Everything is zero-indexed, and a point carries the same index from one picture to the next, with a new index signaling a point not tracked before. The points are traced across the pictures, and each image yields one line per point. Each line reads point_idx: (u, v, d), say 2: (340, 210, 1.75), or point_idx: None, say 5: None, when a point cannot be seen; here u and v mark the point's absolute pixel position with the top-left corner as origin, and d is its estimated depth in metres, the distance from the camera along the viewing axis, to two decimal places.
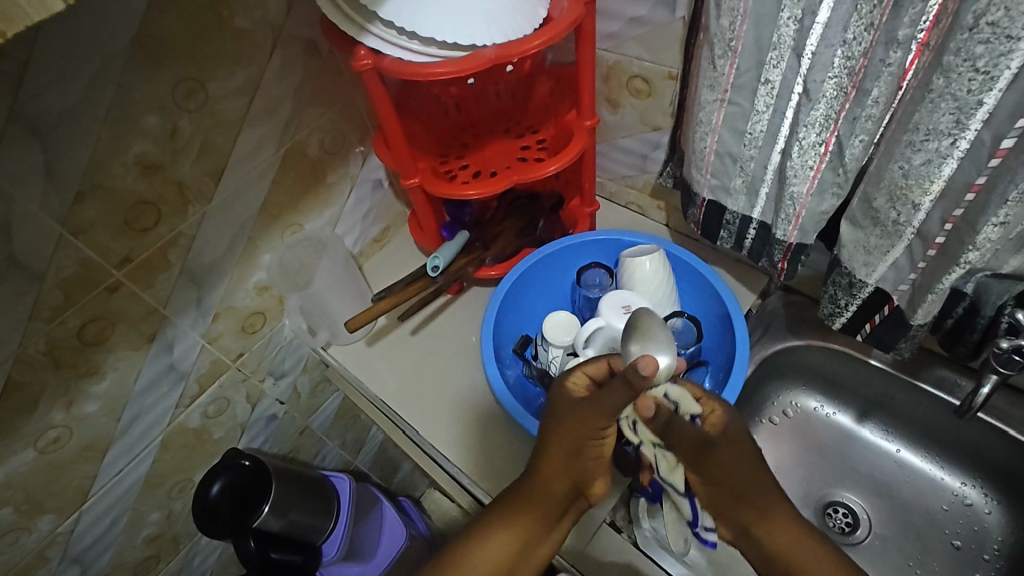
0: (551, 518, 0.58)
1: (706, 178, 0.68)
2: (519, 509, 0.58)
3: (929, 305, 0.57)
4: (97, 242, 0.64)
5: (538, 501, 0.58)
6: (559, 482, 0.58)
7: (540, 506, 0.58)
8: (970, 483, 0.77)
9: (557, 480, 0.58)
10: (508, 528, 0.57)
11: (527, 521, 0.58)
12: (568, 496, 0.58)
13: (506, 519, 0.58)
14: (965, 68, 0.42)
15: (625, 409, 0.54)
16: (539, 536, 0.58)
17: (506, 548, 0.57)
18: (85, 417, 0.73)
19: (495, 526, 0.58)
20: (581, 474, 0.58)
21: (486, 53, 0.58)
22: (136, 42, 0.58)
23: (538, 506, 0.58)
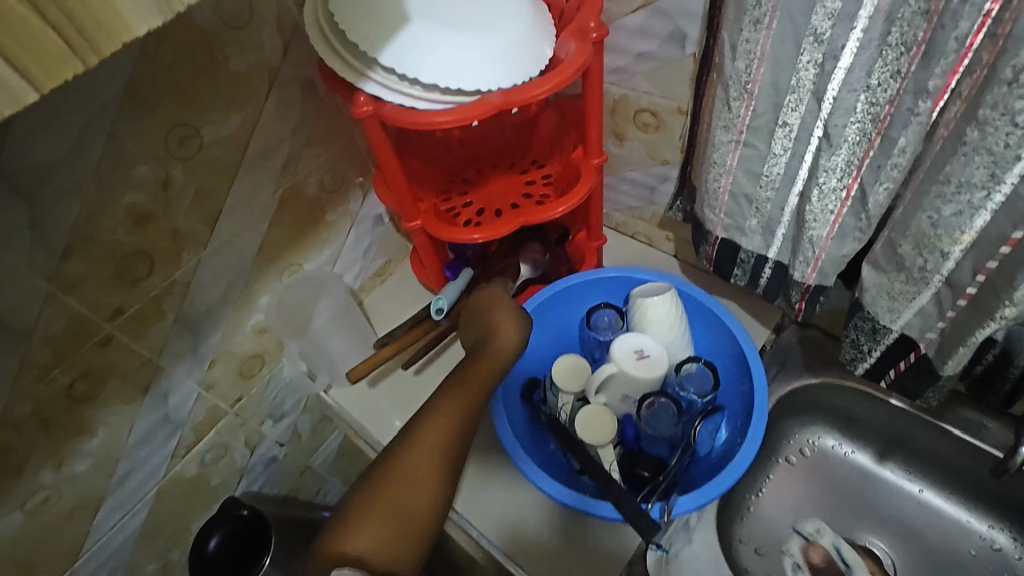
0: (465, 422, 0.56)
1: (720, 217, 0.66)
2: (431, 417, 0.56)
3: (959, 357, 0.55)
4: (87, 297, 0.61)
5: (445, 411, 0.56)
6: (465, 384, 0.60)
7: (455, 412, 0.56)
8: (998, 527, 0.75)
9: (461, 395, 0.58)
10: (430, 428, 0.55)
11: (442, 426, 0.55)
12: (483, 391, 0.59)
13: (415, 429, 0.55)
14: (1003, 122, 0.40)
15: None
16: (454, 439, 0.55)
17: (428, 459, 0.53)
18: (77, 475, 0.70)
19: (403, 450, 0.54)
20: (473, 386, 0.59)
21: (492, 98, 0.56)
22: (127, 92, 0.56)
23: (444, 419, 0.55)
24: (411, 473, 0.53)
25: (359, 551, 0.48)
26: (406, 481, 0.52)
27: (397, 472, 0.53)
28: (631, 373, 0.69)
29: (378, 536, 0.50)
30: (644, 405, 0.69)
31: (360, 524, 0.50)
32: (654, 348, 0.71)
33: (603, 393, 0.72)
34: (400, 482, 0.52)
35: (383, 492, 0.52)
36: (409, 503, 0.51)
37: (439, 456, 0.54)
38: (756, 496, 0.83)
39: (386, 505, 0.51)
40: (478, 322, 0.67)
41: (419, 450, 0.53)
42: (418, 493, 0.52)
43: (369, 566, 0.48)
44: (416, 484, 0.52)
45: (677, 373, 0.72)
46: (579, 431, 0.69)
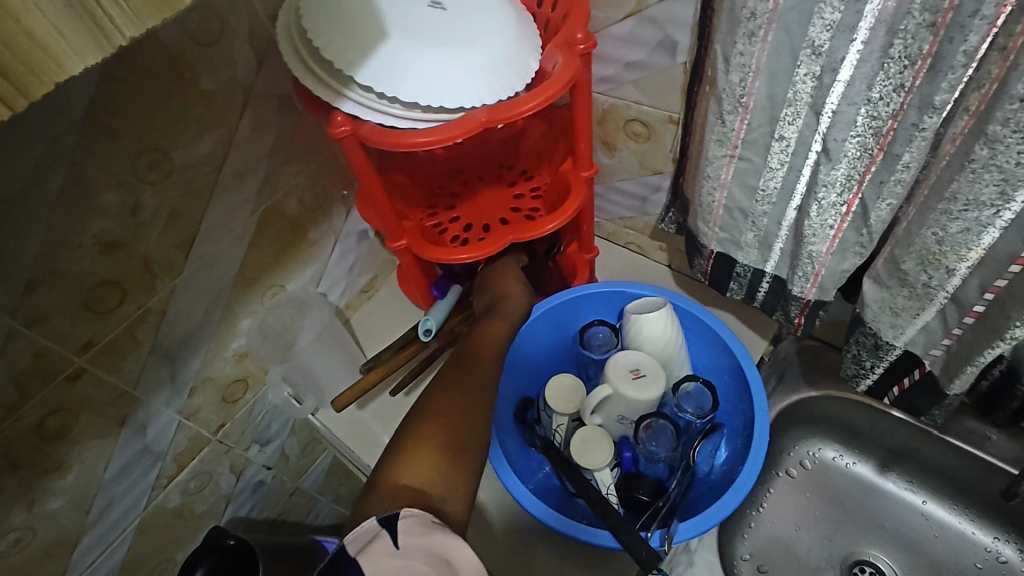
0: (490, 368, 0.61)
1: (714, 231, 0.64)
2: (457, 363, 0.61)
3: (966, 377, 0.53)
4: (54, 330, 0.58)
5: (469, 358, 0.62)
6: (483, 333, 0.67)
7: (480, 360, 0.62)
8: (1004, 538, 0.73)
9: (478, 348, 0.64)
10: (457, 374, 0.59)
11: (473, 363, 0.61)
12: (500, 340, 0.66)
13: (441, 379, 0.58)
14: (1014, 139, 0.38)
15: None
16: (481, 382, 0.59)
17: (465, 397, 0.56)
18: (51, 514, 0.67)
19: (431, 400, 0.55)
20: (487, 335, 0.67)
21: (476, 115, 0.53)
22: (89, 116, 0.52)
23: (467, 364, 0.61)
24: (446, 409, 0.53)
25: (415, 481, 0.47)
26: (448, 418, 0.52)
27: (437, 412, 0.53)
28: (626, 394, 0.66)
29: (433, 458, 0.48)
30: (642, 428, 0.66)
31: (414, 451, 0.49)
32: (649, 365, 0.68)
33: (598, 413, 0.69)
34: (442, 417, 0.52)
35: (426, 425, 0.51)
36: (453, 437, 0.51)
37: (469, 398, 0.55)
38: (756, 511, 0.81)
39: (433, 432, 0.51)
40: (491, 287, 0.76)
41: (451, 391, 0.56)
42: (458, 428, 0.52)
43: (425, 497, 0.45)
44: (453, 416, 0.53)
45: (675, 393, 0.69)
46: (573, 456, 0.66)
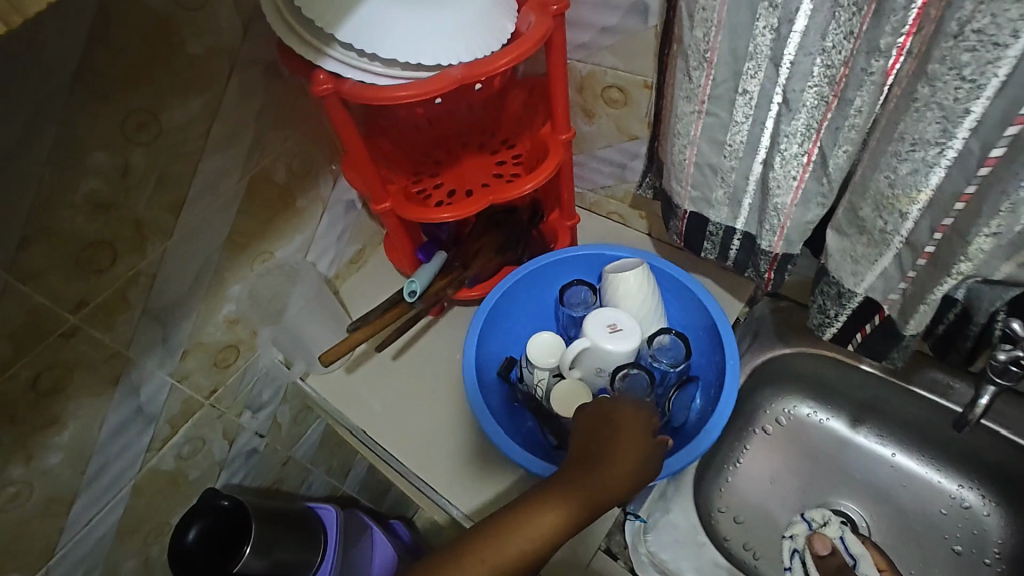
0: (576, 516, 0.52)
1: (687, 189, 0.66)
2: (558, 491, 0.53)
3: (921, 316, 0.56)
4: (47, 287, 0.60)
5: (574, 493, 0.53)
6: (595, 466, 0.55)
7: (583, 497, 0.53)
8: (969, 486, 0.76)
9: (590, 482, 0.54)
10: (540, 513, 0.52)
11: (568, 508, 0.52)
12: (624, 488, 0.55)
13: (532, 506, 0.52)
14: (951, 76, 0.40)
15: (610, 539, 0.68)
16: (570, 524, 0.52)
17: (525, 543, 0.51)
18: (47, 471, 0.69)
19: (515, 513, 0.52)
20: (598, 463, 0.55)
21: (452, 72, 0.55)
22: (79, 76, 0.54)
23: (567, 504, 0.52)
24: (521, 543, 0.51)
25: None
26: (517, 557, 0.50)
27: (509, 543, 0.51)
28: (603, 346, 0.69)
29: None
30: (619, 378, 0.68)
31: (469, 565, 0.50)
32: (626, 321, 0.71)
33: (578, 367, 0.71)
34: (510, 554, 0.50)
35: (492, 545, 0.51)
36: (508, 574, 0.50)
37: (545, 539, 0.51)
38: (733, 466, 0.83)
39: (494, 558, 0.50)
40: (607, 434, 0.57)
41: (537, 521, 0.51)
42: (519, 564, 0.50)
43: None
44: (519, 551, 0.50)
45: (650, 345, 0.72)
46: (555, 406, 0.69)
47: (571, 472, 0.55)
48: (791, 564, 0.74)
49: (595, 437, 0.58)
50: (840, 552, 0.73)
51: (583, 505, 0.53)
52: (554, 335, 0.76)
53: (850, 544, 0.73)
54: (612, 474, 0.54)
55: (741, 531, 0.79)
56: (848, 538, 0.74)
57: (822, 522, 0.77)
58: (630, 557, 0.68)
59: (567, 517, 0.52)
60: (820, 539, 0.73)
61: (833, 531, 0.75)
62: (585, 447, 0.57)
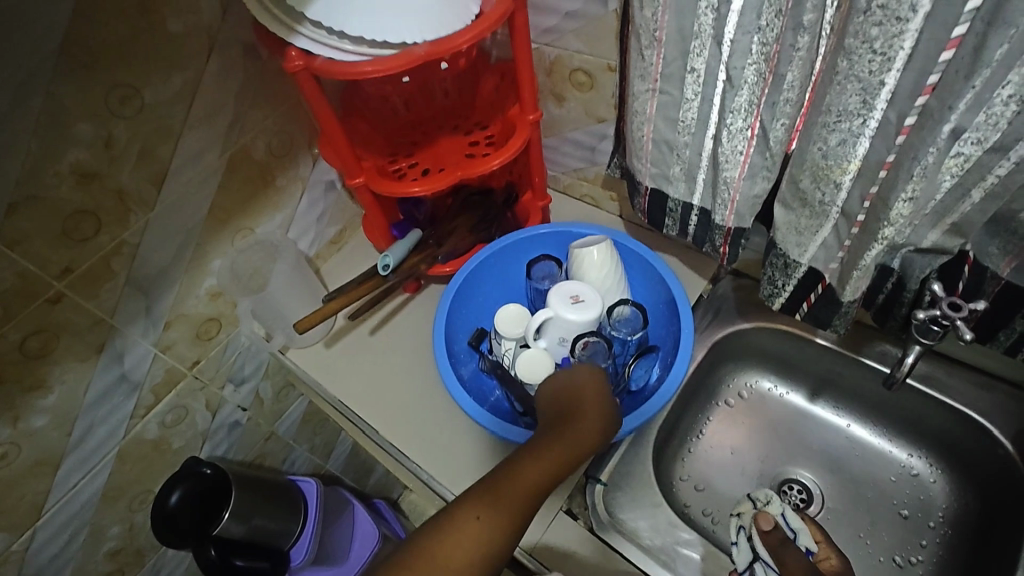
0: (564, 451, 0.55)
1: (646, 167, 0.70)
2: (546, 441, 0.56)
3: (856, 282, 0.59)
4: (33, 253, 0.63)
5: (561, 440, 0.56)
6: (573, 415, 0.59)
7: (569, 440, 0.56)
8: (916, 454, 0.79)
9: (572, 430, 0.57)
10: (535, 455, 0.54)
11: (559, 455, 0.55)
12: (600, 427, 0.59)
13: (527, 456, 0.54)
14: (864, 50, 0.44)
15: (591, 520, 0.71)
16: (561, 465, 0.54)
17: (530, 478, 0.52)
18: (34, 432, 0.72)
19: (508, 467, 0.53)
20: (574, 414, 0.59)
21: (417, 50, 0.59)
22: (63, 50, 0.58)
23: (555, 447, 0.55)
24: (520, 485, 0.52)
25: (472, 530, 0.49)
26: (518, 500, 0.51)
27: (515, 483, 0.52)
28: (565, 316, 0.72)
29: (486, 523, 0.49)
30: (579, 346, 0.72)
31: (474, 508, 0.49)
32: (588, 293, 0.74)
33: (543, 337, 0.75)
34: (513, 500, 0.51)
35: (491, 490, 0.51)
36: (511, 514, 0.50)
37: (540, 481, 0.53)
38: (697, 437, 0.86)
39: (498, 507, 0.50)
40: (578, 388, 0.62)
41: (532, 466, 0.53)
42: (520, 508, 0.51)
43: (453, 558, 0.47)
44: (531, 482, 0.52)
45: (610, 316, 0.76)
46: (520, 374, 0.71)
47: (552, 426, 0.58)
48: (737, 539, 0.65)
49: (565, 394, 0.62)
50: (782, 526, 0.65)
51: (570, 452, 0.55)
52: (521, 308, 0.79)
53: (790, 519, 0.67)
54: (589, 420, 0.59)
55: (701, 497, 0.82)
56: (789, 515, 0.67)
57: (765, 500, 0.69)
58: (589, 517, 0.71)
59: (559, 461, 0.54)
60: (768, 514, 0.65)
61: (775, 509, 0.68)
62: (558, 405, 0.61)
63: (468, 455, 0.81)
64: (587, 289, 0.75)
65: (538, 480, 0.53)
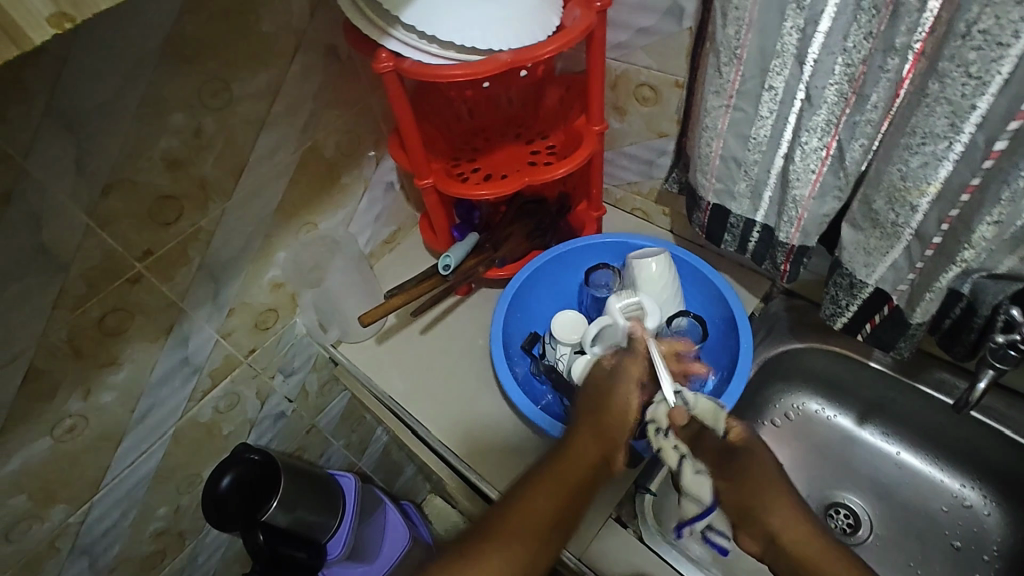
0: (612, 419, 0.61)
1: (711, 182, 0.70)
2: (589, 420, 0.62)
3: (927, 305, 0.60)
4: (120, 234, 0.66)
5: (598, 437, 0.60)
6: (624, 422, 0.61)
7: (623, 414, 0.61)
8: (970, 485, 0.78)
9: (617, 392, 0.63)
10: (543, 487, 0.58)
11: (603, 421, 0.61)
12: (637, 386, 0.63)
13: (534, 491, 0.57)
14: (959, 73, 0.45)
15: (659, 417, 0.56)
16: (573, 510, 0.58)
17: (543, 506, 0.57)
18: (102, 407, 0.75)
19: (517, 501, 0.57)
20: (614, 443, 0.60)
21: (501, 57, 0.61)
22: (168, 42, 0.61)
23: (572, 480, 0.58)
24: (540, 520, 0.56)
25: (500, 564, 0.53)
26: (574, 474, 0.59)
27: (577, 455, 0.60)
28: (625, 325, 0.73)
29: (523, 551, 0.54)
30: None
31: (534, 492, 0.57)
32: (647, 302, 0.75)
33: None
34: (569, 480, 0.58)
35: (510, 530, 0.55)
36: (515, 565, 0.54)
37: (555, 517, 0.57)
38: None
39: (549, 493, 0.57)
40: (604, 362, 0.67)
41: (560, 477, 0.58)
42: (552, 514, 0.56)
43: None
44: (560, 497, 0.57)
45: (668, 326, 0.76)
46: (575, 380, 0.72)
47: (579, 442, 0.60)
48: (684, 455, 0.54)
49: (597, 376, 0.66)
50: (696, 413, 0.56)
51: (607, 430, 0.61)
52: (576, 314, 0.80)
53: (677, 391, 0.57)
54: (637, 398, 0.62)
55: None
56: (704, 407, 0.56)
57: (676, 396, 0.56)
58: (639, 525, 0.71)
59: (612, 440, 0.60)
60: (678, 408, 0.55)
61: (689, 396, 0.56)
62: (615, 404, 0.62)
63: (515, 457, 0.81)
64: (643, 294, 0.77)
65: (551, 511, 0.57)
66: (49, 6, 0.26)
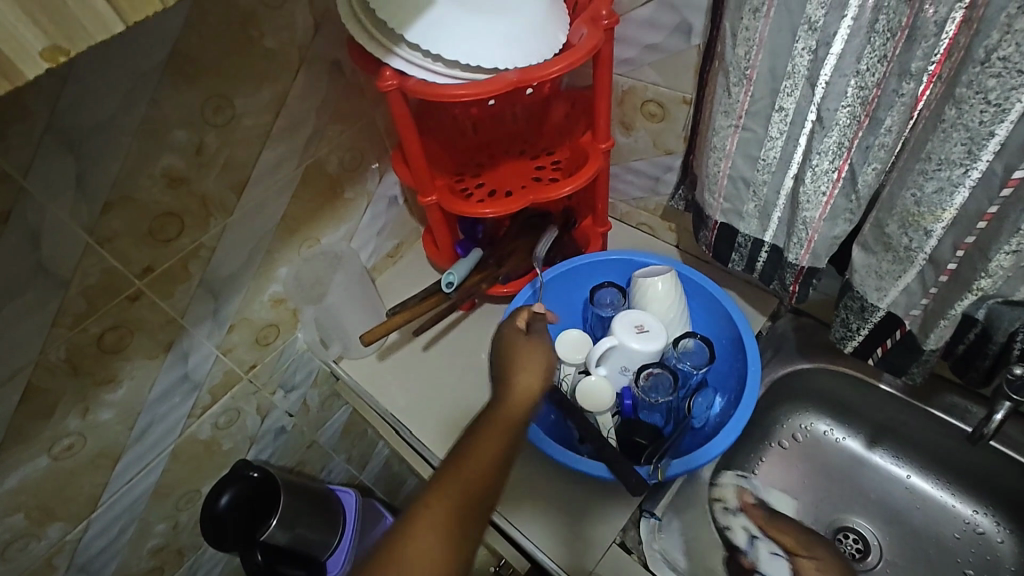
0: (536, 374, 0.63)
1: (719, 201, 0.69)
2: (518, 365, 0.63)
3: (941, 331, 0.58)
4: (120, 251, 0.65)
5: (532, 376, 0.62)
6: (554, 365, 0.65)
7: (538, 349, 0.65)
8: (983, 511, 0.76)
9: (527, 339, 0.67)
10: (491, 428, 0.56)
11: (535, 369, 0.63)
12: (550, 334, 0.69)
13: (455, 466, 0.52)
14: (977, 100, 0.44)
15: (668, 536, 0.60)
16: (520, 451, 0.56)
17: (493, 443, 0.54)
18: (100, 425, 0.74)
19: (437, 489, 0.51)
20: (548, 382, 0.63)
21: (507, 76, 0.60)
22: (171, 59, 0.60)
23: (497, 441, 0.54)
24: (490, 456, 0.54)
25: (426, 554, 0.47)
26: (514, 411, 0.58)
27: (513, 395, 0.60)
28: (629, 346, 0.72)
29: (495, 451, 0.54)
30: (642, 377, 0.71)
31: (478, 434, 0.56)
32: (653, 323, 0.74)
33: (603, 365, 0.74)
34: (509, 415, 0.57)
35: (461, 472, 0.52)
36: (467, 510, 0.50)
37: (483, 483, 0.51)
38: (750, 477, 0.85)
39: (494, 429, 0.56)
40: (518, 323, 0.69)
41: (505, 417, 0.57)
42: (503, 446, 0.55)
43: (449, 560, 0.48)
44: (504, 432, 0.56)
45: (674, 347, 0.75)
46: (579, 401, 0.71)
47: (522, 380, 0.61)
48: None
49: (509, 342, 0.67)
50: None
51: (536, 373, 0.63)
52: (581, 332, 0.78)
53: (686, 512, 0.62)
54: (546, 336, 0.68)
55: None
56: None
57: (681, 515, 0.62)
58: (643, 551, 0.71)
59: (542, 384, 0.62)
60: None
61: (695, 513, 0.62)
62: (543, 354, 0.65)
63: None
64: (649, 313, 0.75)
65: (475, 480, 0.51)
66: (42, 40, 0.25)
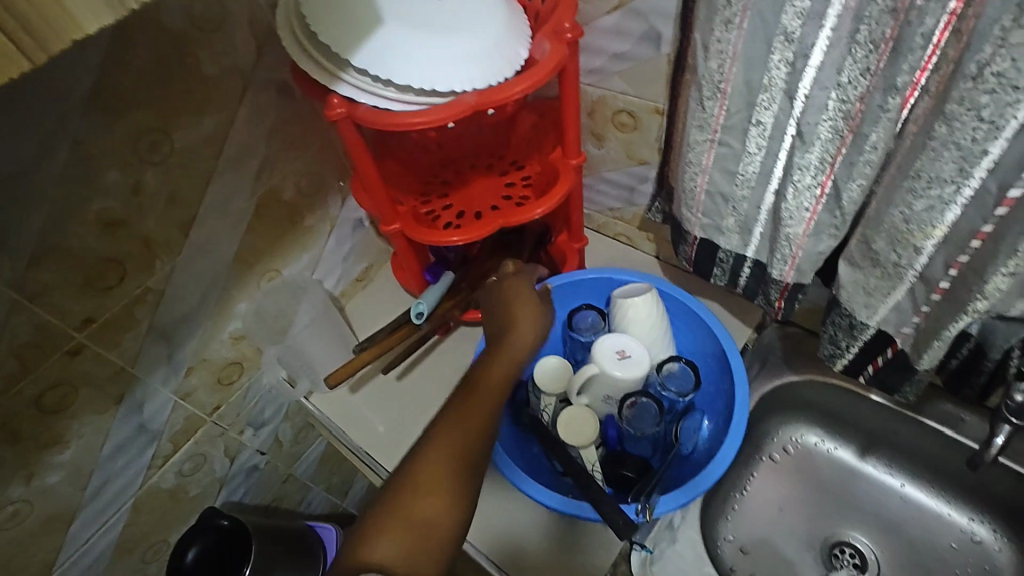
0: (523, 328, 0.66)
1: (697, 217, 0.65)
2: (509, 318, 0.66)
3: (934, 351, 0.56)
4: (55, 305, 0.60)
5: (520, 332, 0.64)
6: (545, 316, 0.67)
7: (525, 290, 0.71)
8: (979, 519, 0.75)
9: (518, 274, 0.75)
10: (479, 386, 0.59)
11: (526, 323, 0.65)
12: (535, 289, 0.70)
13: (436, 435, 0.55)
14: (969, 117, 0.41)
15: None
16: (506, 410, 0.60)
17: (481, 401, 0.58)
18: (48, 489, 0.68)
19: (416, 461, 0.52)
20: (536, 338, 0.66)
21: (466, 99, 0.55)
22: (96, 95, 0.54)
23: (473, 417, 0.57)
24: (475, 411, 0.57)
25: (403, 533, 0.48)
26: (502, 368, 0.61)
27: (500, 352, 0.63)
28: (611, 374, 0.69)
29: (482, 407, 0.57)
30: (626, 406, 0.69)
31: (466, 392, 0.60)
32: (635, 348, 0.71)
33: (585, 394, 0.72)
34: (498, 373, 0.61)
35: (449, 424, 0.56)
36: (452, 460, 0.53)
37: (466, 453, 0.54)
38: (741, 494, 0.82)
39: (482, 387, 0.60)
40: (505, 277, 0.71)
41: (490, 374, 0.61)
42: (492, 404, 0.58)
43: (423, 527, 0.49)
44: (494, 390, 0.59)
45: (658, 372, 0.72)
46: (561, 435, 0.68)
47: (510, 340, 0.64)
48: None
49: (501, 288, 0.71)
50: None
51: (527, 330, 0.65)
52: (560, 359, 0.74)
53: None
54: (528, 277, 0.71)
55: (748, 561, 0.78)
56: None
57: None
58: None
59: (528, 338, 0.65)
60: None
61: None
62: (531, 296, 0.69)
63: None
64: (630, 337, 0.72)
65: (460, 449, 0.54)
66: None
